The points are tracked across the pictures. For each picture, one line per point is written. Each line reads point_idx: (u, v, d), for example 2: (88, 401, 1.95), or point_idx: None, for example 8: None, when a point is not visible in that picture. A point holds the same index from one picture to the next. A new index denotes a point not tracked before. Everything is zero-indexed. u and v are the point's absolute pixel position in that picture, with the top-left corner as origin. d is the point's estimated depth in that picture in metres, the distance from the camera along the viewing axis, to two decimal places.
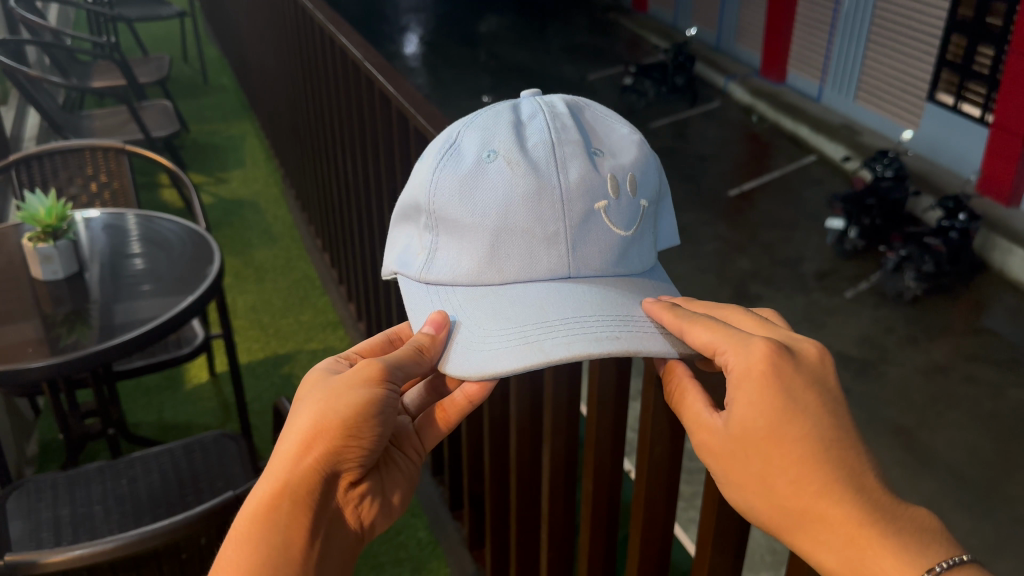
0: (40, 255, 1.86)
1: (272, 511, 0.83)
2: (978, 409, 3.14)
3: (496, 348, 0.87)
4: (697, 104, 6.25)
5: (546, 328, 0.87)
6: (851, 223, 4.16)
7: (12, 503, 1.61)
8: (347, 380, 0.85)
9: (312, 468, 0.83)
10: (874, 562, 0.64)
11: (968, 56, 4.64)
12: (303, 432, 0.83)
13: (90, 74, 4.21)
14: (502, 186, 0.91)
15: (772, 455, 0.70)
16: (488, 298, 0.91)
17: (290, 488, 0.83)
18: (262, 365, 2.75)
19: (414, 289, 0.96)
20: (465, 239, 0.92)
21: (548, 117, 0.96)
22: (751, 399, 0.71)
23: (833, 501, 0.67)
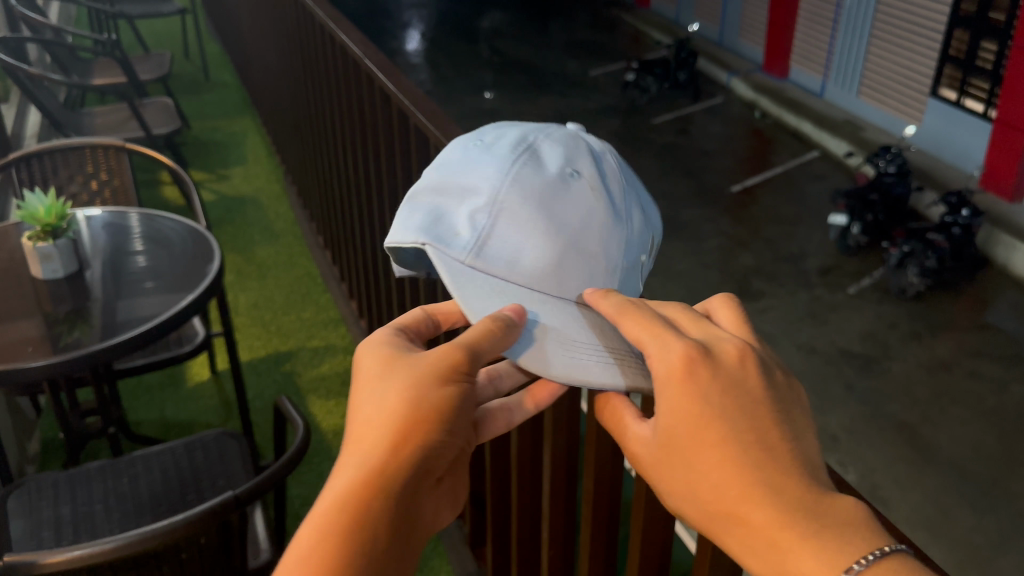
0: (40, 254, 1.85)
1: (355, 515, 0.64)
2: (982, 404, 3.13)
3: (581, 362, 0.79)
4: (699, 100, 6.24)
5: (619, 358, 0.81)
6: (854, 220, 4.11)
7: (13, 502, 1.61)
8: (437, 358, 0.70)
9: (406, 461, 0.65)
10: (802, 567, 0.58)
11: (971, 51, 4.62)
12: (393, 414, 0.66)
13: (91, 71, 4.20)
14: (586, 206, 0.86)
15: (694, 458, 0.62)
16: (553, 307, 0.83)
17: (382, 485, 0.64)
18: (263, 362, 2.75)
19: (454, 267, 0.82)
20: (536, 239, 0.84)
21: (614, 161, 0.94)
22: (674, 399, 0.63)
23: (753, 507, 0.59)
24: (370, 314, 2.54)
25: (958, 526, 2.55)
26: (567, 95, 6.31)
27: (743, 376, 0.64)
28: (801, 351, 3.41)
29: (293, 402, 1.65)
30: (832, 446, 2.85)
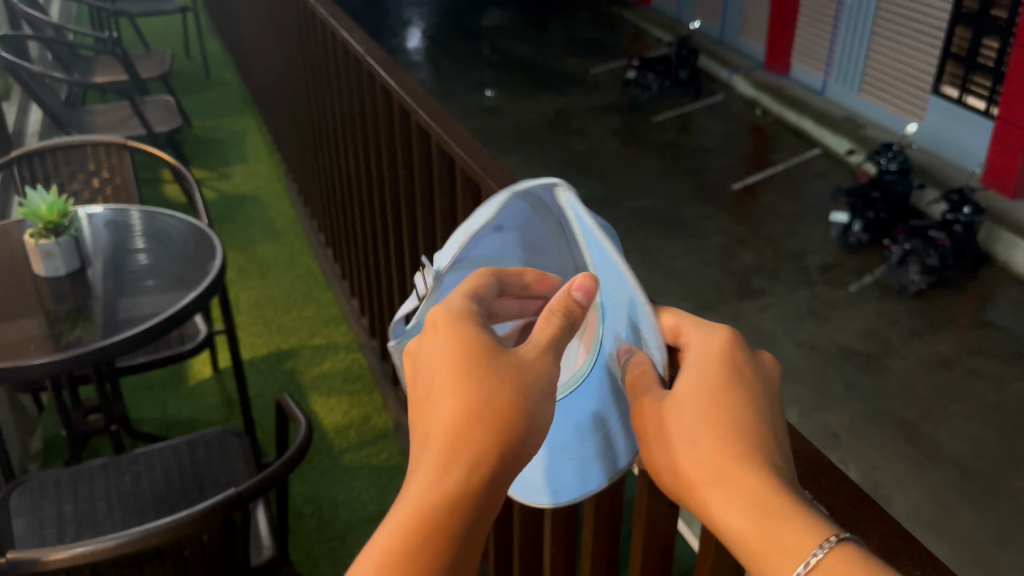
0: (41, 251, 1.86)
1: (455, 520, 0.57)
2: (983, 402, 3.13)
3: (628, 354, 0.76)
4: (700, 98, 6.23)
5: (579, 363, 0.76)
6: (856, 217, 4.11)
7: (16, 499, 1.61)
8: (534, 359, 0.62)
9: (510, 465, 0.59)
10: (778, 523, 0.56)
11: (973, 48, 4.62)
12: (499, 412, 0.59)
13: (92, 70, 4.20)
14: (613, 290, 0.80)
15: (704, 412, 0.63)
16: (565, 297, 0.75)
17: (489, 486, 0.58)
18: (265, 360, 2.75)
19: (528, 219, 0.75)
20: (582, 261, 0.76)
21: None
22: (706, 369, 0.66)
23: (738, 472, 0.58)
24: (371, 312, 2.54)
25: (959, 522, 2.55)
26: (568, 93, 6.31)
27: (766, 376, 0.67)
28: (802, 349, 3.41)
29: (295, 399, 1.65)
30: (833, 444, 2.85)
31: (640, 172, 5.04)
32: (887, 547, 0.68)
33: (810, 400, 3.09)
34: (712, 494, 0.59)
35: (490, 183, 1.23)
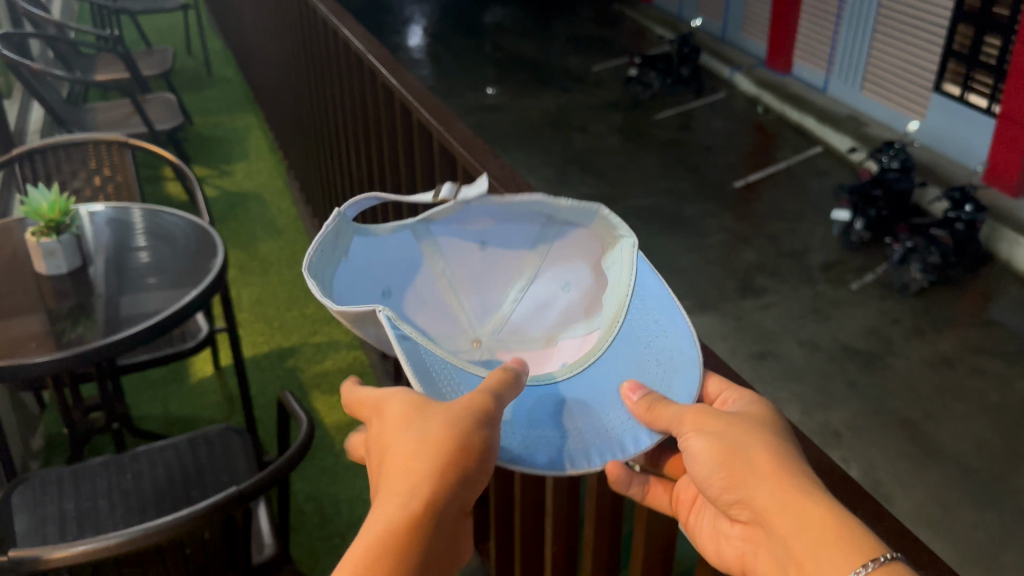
0: (43, 249, 1.86)
1: (405, 543, 0.70)
2: (985, 400, 3.13)
3: (471, 273, 0.98)
4: (702, 95, 6.22)
5: (455, 267, 0.98)
6: (857, 215, 4.11)
7: (17, 497, 1.61)
8: (465, 399, 0.77)
9: (450, 489, 0.72)
10: (828, 525, 0.66)
11: (975, 46, 4.61)
12: (431, 446, 0.73)
13: (93, 67, 4.20)
14: (494, 299, 0.97)
15: (769, 436, 0.74)
16: (508, 268, 0.99)
17: (428, 511, 0.71)
18: (267, 358, 2.75)
19: (570, 252, 0.98)
20: (540, 279, 0.98)
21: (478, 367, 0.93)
22: (770, 415, 0.78)
23: (796, 474, 0.70)
24: None
25: (960, 521, 2.55)
26: (569, 91, 6.30)
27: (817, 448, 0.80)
28: (804, 347, 3.41)
29: (296, 397, 1.65)
30: (835, 442, 2.85)
31: (642, 170, 5.04)
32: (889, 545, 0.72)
33: (811, 398, 3.09)
34: (767, 488, 0.70)
35: (493, 182, 1.23)
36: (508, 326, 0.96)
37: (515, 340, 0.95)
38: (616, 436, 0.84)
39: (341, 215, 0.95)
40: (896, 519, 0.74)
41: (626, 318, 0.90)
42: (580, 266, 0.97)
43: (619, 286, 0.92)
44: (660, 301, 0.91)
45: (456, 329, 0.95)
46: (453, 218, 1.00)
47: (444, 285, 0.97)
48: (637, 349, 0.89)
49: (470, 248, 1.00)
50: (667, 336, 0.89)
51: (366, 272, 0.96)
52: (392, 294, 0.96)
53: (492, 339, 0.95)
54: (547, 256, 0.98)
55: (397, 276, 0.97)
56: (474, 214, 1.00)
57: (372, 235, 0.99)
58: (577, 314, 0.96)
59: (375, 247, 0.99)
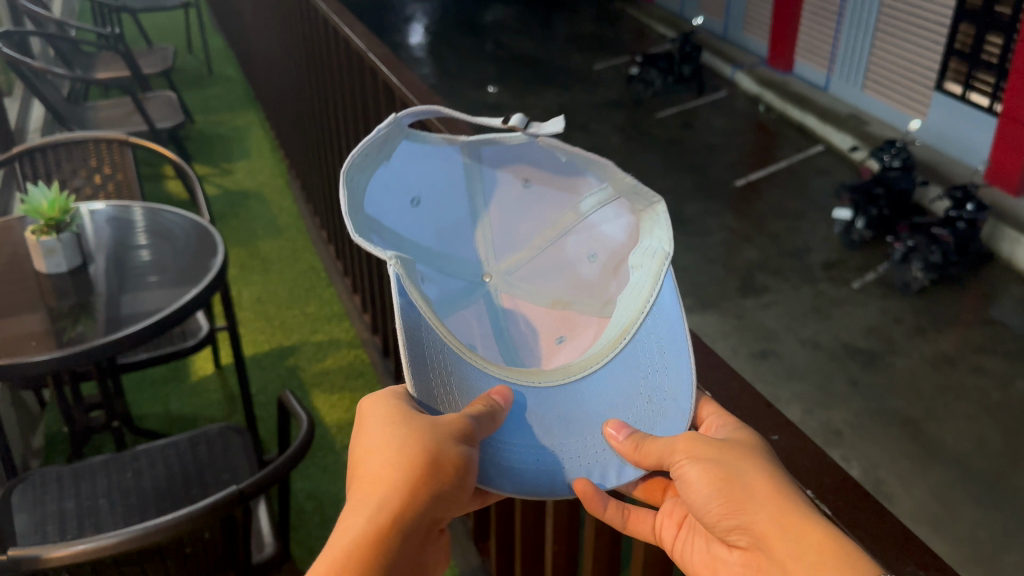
0: (43, 247, 1.85)
1: (373, 553, 0.75)
2: (987, 399, 3.13)
3: (498, 210, 1.04)
4: (704, 94, 6.22)
5: (484, 201, 1.04)
6: (859, 214, 4.10)
7: (17, 496, 1.61)
8: (445, 419, 0.81)
9: (420, 504, 0.78)
10: (828, 548, 0.67)
11: (977, 45, 4.60)
12: (405, 462, 0.79)
13: (95, 65, 4.20)
14: (511, 237, 1.03)
15: (765, 463, 0.76)
16: (539, 217, 1.03)
17: (397, 524, 0.77)
18: (267, 356, 2.75)
19: (609, 231, 1.00)
20: (568, 239, 1.01)
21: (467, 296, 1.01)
22: (761, 441, 0.80)
23: (791, 496, 0.72)
24: (374, 309, 2.54)
25: (962, 520, 2.55)
26: (571, 90, 6.29)
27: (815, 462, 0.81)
28: (805, 346, 3.41)
29: (296, 395, 1.64)
30: (836, 441, 2.85)
31: (643, 168, 5.03)
32: (891, 548, 0.71)
33: (813, 397, 3.09)
34: (766, 511, 0.71)
35: None
36: (524, 271, 1.02)
37: (527, 289, 1.01)
38: (594, 465, 0.88)
39: (394, 119, 1.01)
40: (899, 520, 0.74)
41: (634, 338, 0.92)
42: (614, 239, 1.00)
43: (640, 294, 0.93)
44: (672, 329, 0.91)
45: (471, 260, 1.03)
46: (504, 152, 1.04)
47: (472, 214, 1.04)
48: (633, 376, 0.91)
49: (512, 186, 1.05)
50: (669, 371, 0.90)
51: (403, 176, 1.02)
52: (421, 204, 1.02)
53: (503, 278, 1.02)
54: (586, 218, 1.01)
55: (432, 190, 1.03)
56: (526, 157, 1.04)
57: (424, 140, 1.05)
58: (587, 286, 1.00)
59: (424, 153, 1.04)
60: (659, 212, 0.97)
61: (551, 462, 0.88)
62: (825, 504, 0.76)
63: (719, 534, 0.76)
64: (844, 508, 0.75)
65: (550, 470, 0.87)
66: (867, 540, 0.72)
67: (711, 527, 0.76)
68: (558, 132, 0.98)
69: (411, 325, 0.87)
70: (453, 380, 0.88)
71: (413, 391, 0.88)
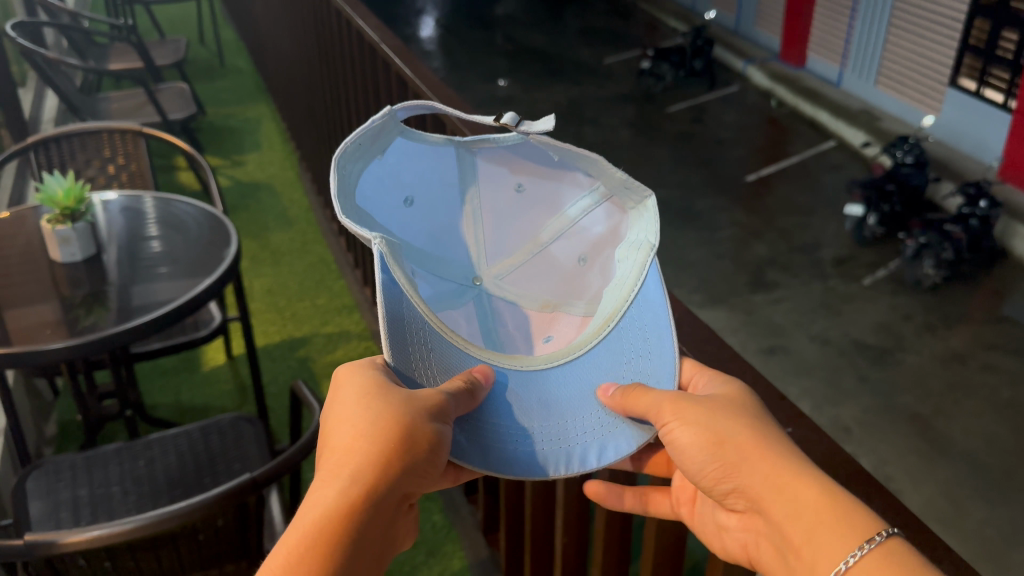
0: (58, 236, 1.87)
1: (346, 527, 0.74)
2: (997, 397, 3.11)
3: (490, 208, 1.02)
4: (715, 88, 6.19)
5: (478, 196, 1.02)
6: (870, 210, 4.08)
7: (31, 483, 1.62)
8: (422, 395, 0.80)
9: (395, 478, 0.77)
10: (811, 495, 0.71)
11: (992, 41, 4.57)
12: (380, 434, 0.77)
13: (107, 57, 4.20)
14: (504, 236, 1.02)
15: (747, 417, 0.79)
16: (533, 216, 1.02)
17: (371, 498, 0.75)
18: (278, 347, 2.76)
19: (602, 232, 0.99)
20: (558, 241, 1.00)
21: (456, 297, 0.98)
22: (742, 393, 0.83)
23: (775, 449, 0.75)
24: None
25: (970, 519, 2.54)
26: (582, 83, 6.28)
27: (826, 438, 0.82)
28: (815, 342, 3.39)
29: (308, 385, 1.65)
30: (844, 438, 2.84)
31: (653, 163, 5.01)
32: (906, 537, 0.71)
33: (821, 393, 3.08)
34: (758, 469, 0.75)
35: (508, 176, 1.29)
36: (516, 276, 1.01)
37: (518, 292, 1.00)
38: (575, 447, 0.87)
39: (389, 113, 0.95)
40: (910, 511, 0.74)
41: (620, 323, 0.91)
42: (605, 242, 0.99)
43: (625, 284, 0.93)
44: (657, 319, 0.91)
45: (463, 262, 1.01)
46: (500, 151, 1.01)
47: (468, 211, 1.01)
48: (616, 362, 0.91)
49: (505, 187, 1.02)
50: (652, 358, 0.90)
51: (397, 173, 0.98)
52: (414, 203, 0.99)
53: (494, 281, 1.01)
54: (580, 219, 0.99)
55: (424, 188, 1.00)
56: (519, 157, 1.01)
57: (419, 139, 1.00)
58: (579, 291, 0.99)
59: (417, 151, 1.00)
60: (649, 207, 0.94)
61: (531, 444, 0.87)
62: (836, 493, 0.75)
63: (717, 497, 0.80)
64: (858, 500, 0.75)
65: (532, 452, 0.87)
66: None
67: (710, 490, 0.80)
68: (549, 131, 0.93)
69: (393, 311, 0.83)
70: (433, 358, 0.86)
71: (391, 361, 0.85)
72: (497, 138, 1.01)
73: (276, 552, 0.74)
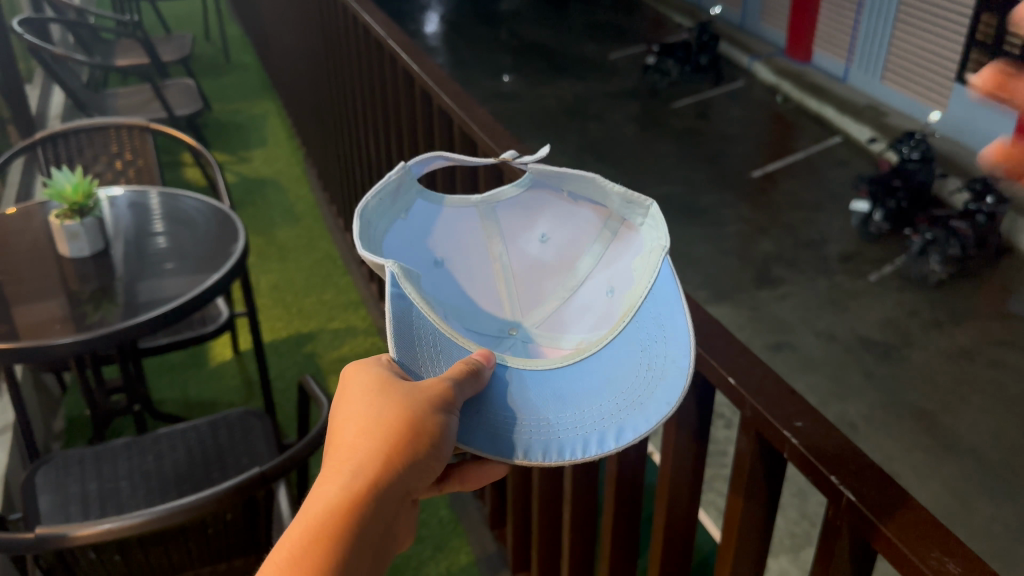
0: (66, 232, 1.87)
1: (346, 523, 0.74)
2: (1004, 393, 3.10)
3: (515, 250, 1.00)
4: (721, 84, 6.18)
5: (504, 245, 1.01)
6: (877, 206, 4.09)
7: (40, 477, 1.63)
8: (427, 385, 0.80)
9: (398, 473, 0.76)
10: None
11: (999, 37, 4.52)
12: (382, 430, 0.77)
13: (114, 53, 4.21)
14: (535, 282, 0.99)
15: None
16: (554, 251, 1.00)
17: (371, 491, 0.75)
18: (285, 342, 2.76)
19: (621, 257, 0.96)
20: (582, 277, 0.98)
21: (490, 347, 0.95)
22: None
23: None
24: None
25: (978, 515, 2.53)
26: (587, 79, 6.27)
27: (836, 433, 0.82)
28: (821, 338, 3.39)
29: (316, 380, 1.65)
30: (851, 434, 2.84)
31: (659, 158, 5.00)
32: (916, 531, 0.71)
33: (828, 389, 3.07)
34: None
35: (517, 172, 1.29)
36: (551, 320, 0.97)
37: (551, 337, 0.96)
38: (568, 440, 0.83)
39: (404, 169, 0.98)
40: (923, 505, 0.74)
41: (633, 321, 0.89)
42: (624, 266, 0.95)
43: (637, 286, 0.91)
44: (672, 308, 0.87)
45: (497, 312, 0.98)
46: (516, 199, 1.01)
47: (497, 261, 1.00)
48: (632, 352, 0.88)
49: (528, 237, 1.01)
50: (668, 343, 0.86)
51: (424, 240, 1.00)
52: (443, 267, 0.99)
53: (530, 330, 0.97)
54: (599, 251, 0.97)
55: (453, 251, 1.00)
56: (538, 203, 1.01)
57: (441, 202, 1.02)
58: (607, 323, 0.94)
59: (442, 216, 1.02)
60: (653, 215, 0.92)
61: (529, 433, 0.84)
62: (847, 488, 0.76)
63: None
64: (869, 494, 0.75)
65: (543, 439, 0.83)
66: (890, 528, 0.72)
67: None
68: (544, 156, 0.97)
69: (400, 313, 0.85)
70: (443, 358, 0.86)
71: (397, 356, 0.84)
72: (512, 185, 1.01)
73: (279, 546, 0.75)
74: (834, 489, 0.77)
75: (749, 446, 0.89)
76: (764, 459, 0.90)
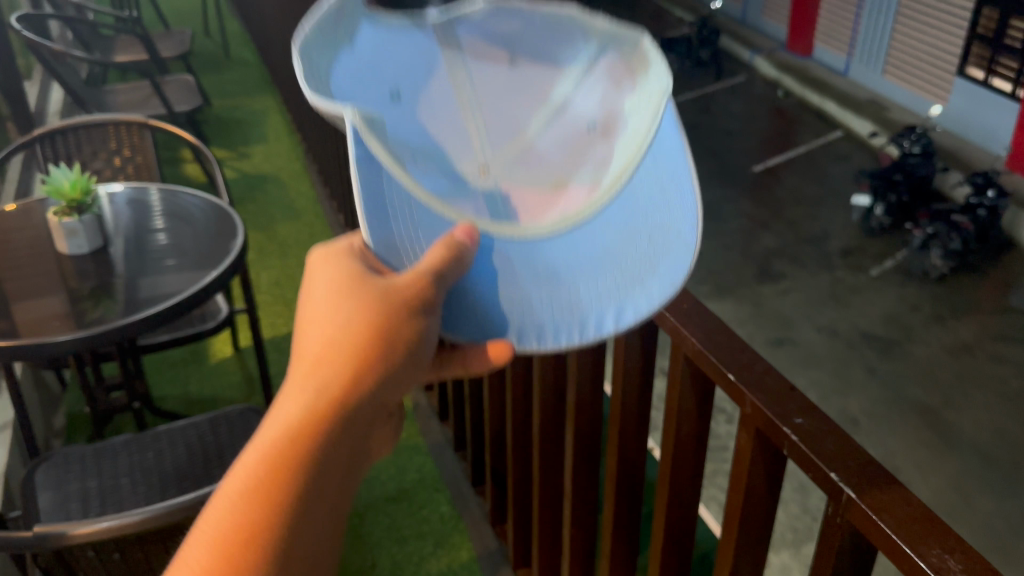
0: (64, 228, 1.87)
1: (314, 431, 0.66)
2: (1006, 388, 3.10)
3: (483, 89, 0.89)
4: (722, 78, 6.16)
5: (472, 78, 0.89)
6: (878, 200, 4.08)
7: (40, 475, 1.63)
8: (402, 279, 0.74)
9: (374, 374, 0.69)
10: None
11: (1000, 30, 4.55)
12: (354, 330, 0.70)
13: (113, 48, 4.20)
14: (509, 121, 0.90)
15: None
16: (531, 91, 0.89)
17: (343, 396, 0.68)
18: (285, 339, 2.76)
19: (606, 103, 0.87)
20: (562, 122, 0.89)
21: (460, 189, 0.87)
22: None
23: None
24: None
25: (979, 511, 2.53)
26: None
27: (836, 427, 0.82)
28: (822, 333, 3.38)
29: None
30: (852, 429, 2.83)
31: None
32: (915, 528, 0.71)
33: (830, 384, 3.07)
34: None
35: None
36: (523, 163, 0.91)
37: (525, 180, 0.90)
38: (582, 316, 0.80)
39: None
40: (923, 502, 0.73)
41: (631, 180, 0.84)
42: (610, 111, 0.87)
43: (637, 135, 0.83)
44: (676, 168, 0.82)
45: (464, 157, 0.90)
46: (483, 21, 0.88)
47: (463, 99, 0.89)
48: (629, 221, 0.84)
49: (498, 65, 0.89)
50: (670, 212, 0.82)
51: (373, 61, 0.86)
52: (400, 96, 0.87)
53: (501, 174, 0.90)
54: (582, 90, 0.88)
55: (407, 77, 0.88)
56: (505, 22, 0.88)
57: (385, 18, 0.88)
58: (590, 172, 0.88)
59: (389, 32, 0.88)
60: (653, 59, 0.83)
61: (532, 317, 0.80)
62: (847, 485, 0.75)
63: None
64: (868, 490, 0.74)
65: (542, 321, 0.80)
66: (890, 524, 0.71)
67: None
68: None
69: (371, 184, 0.79)
70: (419, 235, 0.81)
71: (370, 244, 0.80)
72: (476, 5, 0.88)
73: (237, 467, 0.66)
74: (834, 485, 0.77)
75: (748, 441, 0.89)
76: (763, 455, 0.90)
